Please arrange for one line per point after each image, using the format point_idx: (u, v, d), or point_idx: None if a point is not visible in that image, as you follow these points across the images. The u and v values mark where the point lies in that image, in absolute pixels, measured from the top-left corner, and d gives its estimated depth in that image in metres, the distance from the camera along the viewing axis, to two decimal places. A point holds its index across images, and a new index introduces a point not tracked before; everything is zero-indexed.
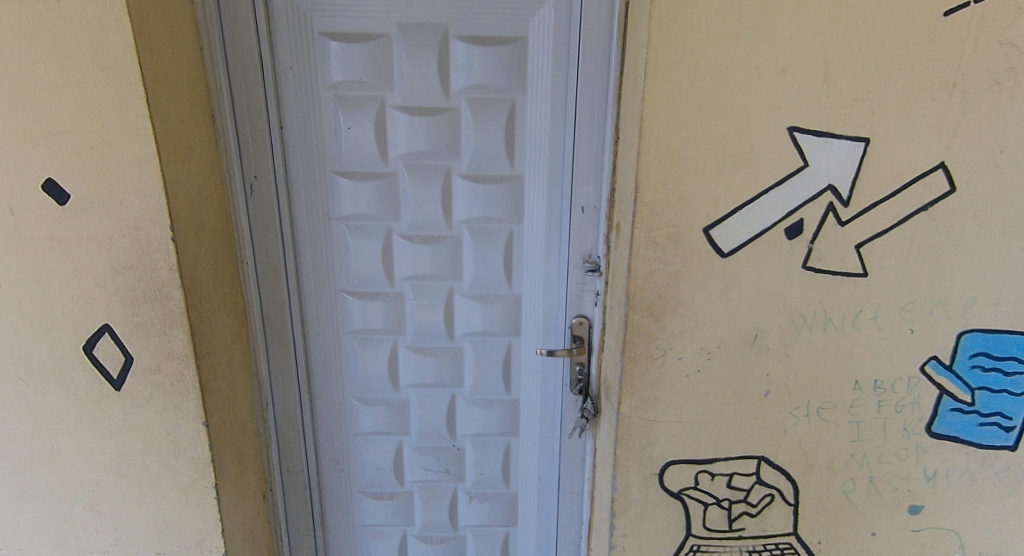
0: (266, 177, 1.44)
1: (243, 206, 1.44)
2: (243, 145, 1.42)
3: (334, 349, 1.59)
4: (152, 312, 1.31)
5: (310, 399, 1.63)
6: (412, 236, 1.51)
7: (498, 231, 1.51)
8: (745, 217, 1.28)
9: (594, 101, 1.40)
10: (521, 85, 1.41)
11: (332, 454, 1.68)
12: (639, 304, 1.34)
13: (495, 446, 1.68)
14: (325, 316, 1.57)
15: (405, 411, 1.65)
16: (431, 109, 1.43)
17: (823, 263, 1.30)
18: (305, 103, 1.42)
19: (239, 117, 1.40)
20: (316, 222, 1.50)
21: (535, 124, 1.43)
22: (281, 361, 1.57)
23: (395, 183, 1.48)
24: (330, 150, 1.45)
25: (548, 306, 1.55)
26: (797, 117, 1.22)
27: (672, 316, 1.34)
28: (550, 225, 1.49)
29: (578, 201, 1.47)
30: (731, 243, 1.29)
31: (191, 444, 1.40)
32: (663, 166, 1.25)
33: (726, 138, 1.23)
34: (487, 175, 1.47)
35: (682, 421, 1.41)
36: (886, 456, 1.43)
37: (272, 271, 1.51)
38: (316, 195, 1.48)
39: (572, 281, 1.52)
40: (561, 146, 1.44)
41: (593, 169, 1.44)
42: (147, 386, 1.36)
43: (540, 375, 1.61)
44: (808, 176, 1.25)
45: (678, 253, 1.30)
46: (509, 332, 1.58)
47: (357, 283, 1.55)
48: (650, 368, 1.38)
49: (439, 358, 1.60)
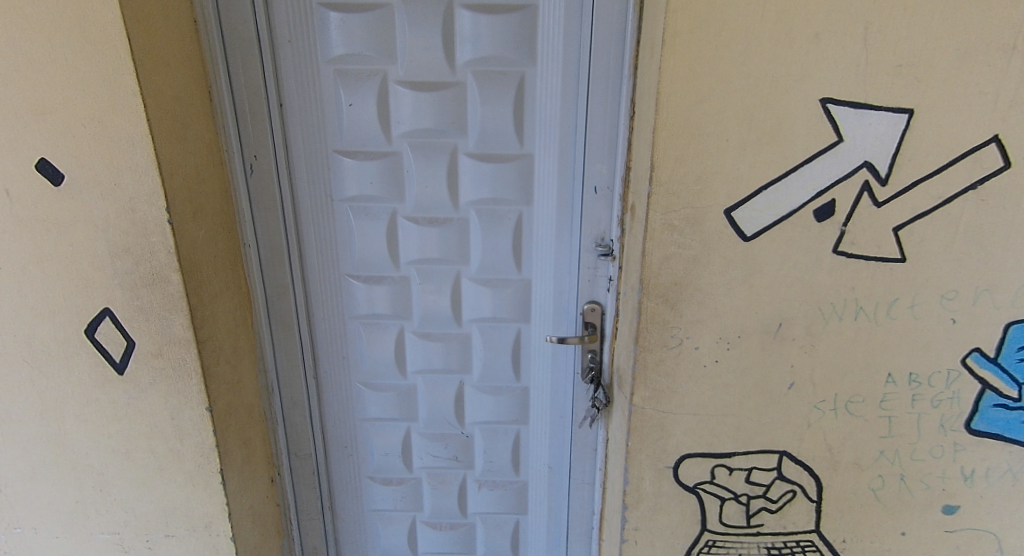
0: (266, 156, 1.39)
1: (244, 187, 1.40)
2: (242, 123, 1.36)
3: (340, 334, 1.56)
4: (152, 296, 1.25)
5: (317, 384, 1.59)
6: (418, 218, 1.46)
7: (507, 213, 1.44)
8: (771, 198, 1.18)
9: (608, 74, 1.31)
10: (530, 57, 1.32)
11: (340, 440, 1.65)
12: (655, 291, 1.26)
13: (505, 433, 1.63)
14: (330, 301, 1.53)
15: (413, 398, 1.61)
16: (436, 84, 1.36)
17: (856, 248, 1.20)
18: (305, 79, 1.36)
19: (238, 94, 1.35)
20: (319, 204, 1.45)
21: (546, 99, 1.35)
22: (287, 346, 1.54)
23: (400, 162, 1.42)
24: (332, 128, 1.39)
25: (559, 291, 1.49)
26: (832, 87, 1.10)
27: (690, 303, 1.26)
28: (561, 207, 1.42)
29: (590, 181, 1.39)
30: (754, 226, 1.20)
31: (196, 430, 1.34)
32: (683, 142, 1.15)
33: (753, 112, 1.12)
34: (495, 154, 1.40)
35: (698, 413, 1.34)
36: (920, 453, 1.34)
37: (275, 254, 1.46)
38: (319, 175, 1.42)
39: (584, 265, 1.45)
40: (572, 123, 1.36)
41: (607, 147, 1.36)
42: (150, 371, 1.30)
43: (550, 363, 1.55)
44: (843, 153, 1.14)
45: (697, 236, 1.21)
46: (518, 318, 1.52)
47: (362, 267, 1.50)
48: (666, 358, 1.30)
49: (447, 344, 1.55)
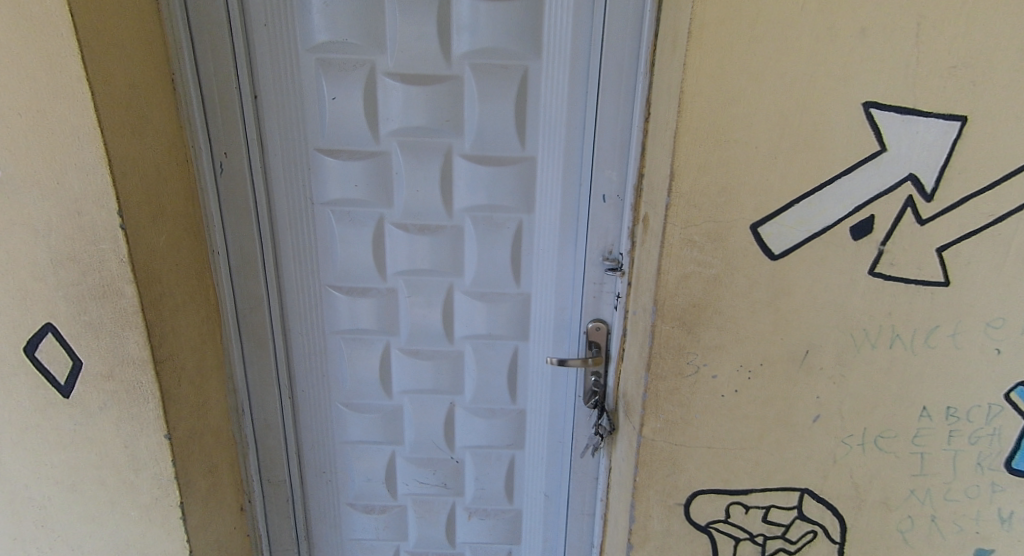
0: (238, 154, 1.25)
1: (212, 187, 1.26)
2: (210, 116, 1.22)
3: (320, 351, 1.42)
4: (102, 310, 1.10)
5: (293, 405, 1.45)
6: (407, 225, 1.32)
7: (506, 221, 1.31)
8: (803, 213, 1.05)
9: (622, 70, 1.18)
10: (535, 50, 1.19)
11: (318, 464, 1.51)
12: (670, 313, 1.13)
13: (498, 459, 1.50)
14: (308, 314, 1.39)
15: (399, 420, 1.48)
16: (429, 78, 1.22)
17: (895, 269, 1.08)
18: (281, 68, 1.21)
19: (205, 82, 1.20)
20: (297, 208, 1.31)
21: (551, 96, 1.22)
22: (260, 363, 1.39)
23: (388, 163, 1.28)
24: (312, 123, 1.25)
25: (561, 307, 1.36)
26: (877, 90, 0.98)
27: (708, 327, 1.13)
28: (565, 216, 1.29)
29: (599, 188, 1.25)
30: (783, 244, 1.07)
31: (153, 460, 1.20)
32: (707, 148, 1.02)
33: (786, 116, 1.00)
34: (493, 156, 1.26)
35: (713, 446, 1.21)
36: (953, 493, 1.22)
37: (247, 263, 1.32)
38: (297, 175, 1.28)
39: (589, 280, 1.32)
40: (580, 123, 1.22)
41: (618, 151, 1.23)
42: (99, 394, 1.16)
43: (550, 385, 1.42)
44: (885, 164, 1.01)
45: (718, 254, 1.08)
46: (516, 335, 1.39)
47: (345, 277, 1.36)
48: (680, 387, 1.18)
49: (437, 362, 1.42)
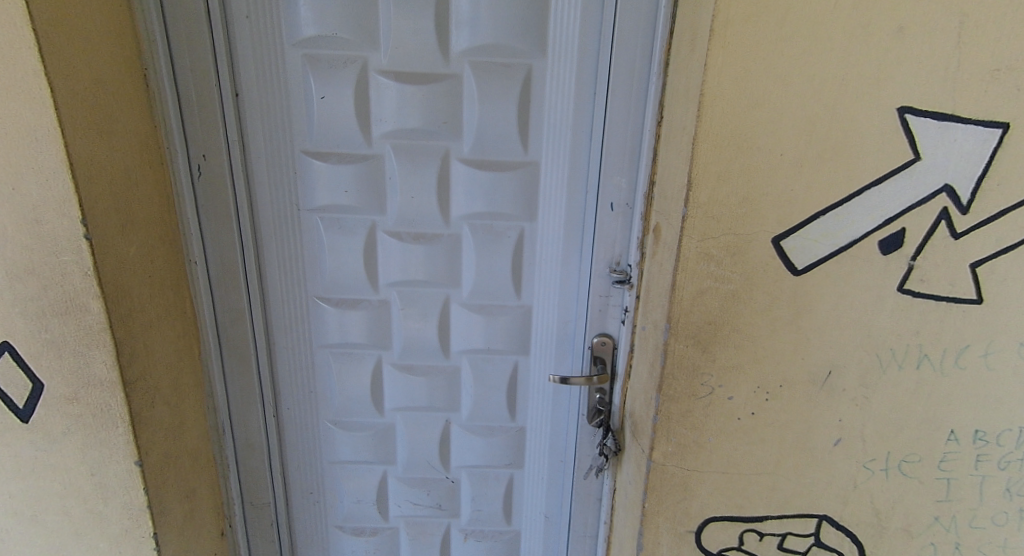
0: (217, 156, 1.15)
1: (189, 192, 1.16)
2: (187, 115, 1.13)
3: (306, 366, 1.33)
4: (64, 328, 1.01)
5: (277, 424, 1.36)
6: (401, 233, 1.24)
7: (506, 230, 1.23)
8: (829, 225, 0.98)
9: (634, 69, 1.10)
10: (540, 47, 1.11)
11: (304, 485, 1.42)
12: (685, 331, 1.05)
13: (496, 479, 1.42)
14: (294, 327, 1.30)
15: (391, 438, 1.39)
16: (425, 76, 1.13)
17: (925, 286, 1.01)
18: (265, 64, 1.12)
19: (181, 78, 1.11)
20: (282, 215, 1.22)
21: (557, 97, 1.13)
22: (242, 380, 1.30)
23: (381, 167, 1.19)
24: (298, 123, 1.16)
25: (564, 321, 1.28)
26: (913, 94, 0.90)
27: (725, 346, 1.06)
28: (570, 225, 1.21)
29: (606, 196, 1.17)
30: (807, 258, 1.00)
31: (123, 488, 1.11)
32: (728, 155, 0.95)
33: (814, 121, 0.92)
34: (494, 161, 1.18)
35: (728, 471, 1.14)
36: (980, 520, 1.15)
37: (227, 273, 1.23)
38: (282, 179, 1.19)
39: (595, 293, 1.24)
40: (587, 126, 1.14)
41: (628, 157, 1.15)
42: (63, 418, 1.06)
43: (552, 402, 1.34)
44: (919, 173, 0.94)
45: (737, 269, 1.01)
46: (516, 350, 1.31)
47: (334, 288, 1.27)
48: (693, 409, 1.10)
49: (432, 379, 1.34)
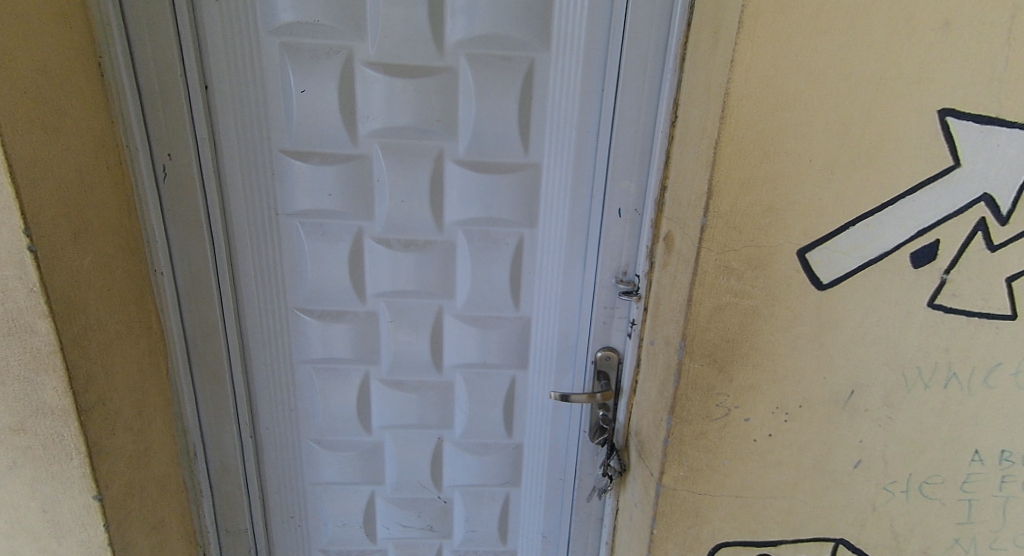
0: (184, 155, 1.04)
1: (153, 195, 1.05)
2: (149, 109, 1.01)
3: (286, 383, 1.23)
4: (8, 351, 0.90)
5: (255, 445, 1.26)
6: (390, 240, 1.14)
7: (504, 237, 1.14)
8: (859, 236, 0.90)
9: (646, 64, 1.01)
10: (543, 39, 1.02)
11: (284, 508, 1.33)
12: (701, 350, 0.97)
13: (491, 499, 1.34)
14: (272, 341, 1.19)
15: (378, 457, 1.30)
16: (417, 69, 1.04)
17: (957, 301, 0.94)
18: (237, 53, 1.01)
19: (141, 68, 0.99)
20: (259, 219, 1.11)
21: (561, 94, 1.05)
22: (215, 399, 1.20)
23: (368, 168, 1.09)
24: (276, 120, 1.05)
25: (565, 333, 1.19)
26: (954, 95, 0.83)
27: (743, 366, 0.97)
28: (574, 231, 1.12)
29: (614, 200, 1.09)
30: (834, 271, 0.92)
31: (79, 524, 1.00)
32: (753, 160, 0.87)
33: (848, 124, 0.85)
34: (492, 162, 1.09)
35: (742, 496, 1.06)
36: (1001, 542, 1.10)
37: (197, 284, 1.12)
38: (257, 181, 1.08)
39: (600, 304, 1.15)
40: (594, 126, 1.06)
41: (637, 159, 1.06)
42: (9, 449, 0.95)
43: (551, 418, 1.26)
44: (957, 181, 0.87)
45: (759, 282, 0.93)
46: (514, 364, 1.22)
47: (317, 299, 1.17)
48: (707, 432, 1.01)
49: (423, 394, 1.25)
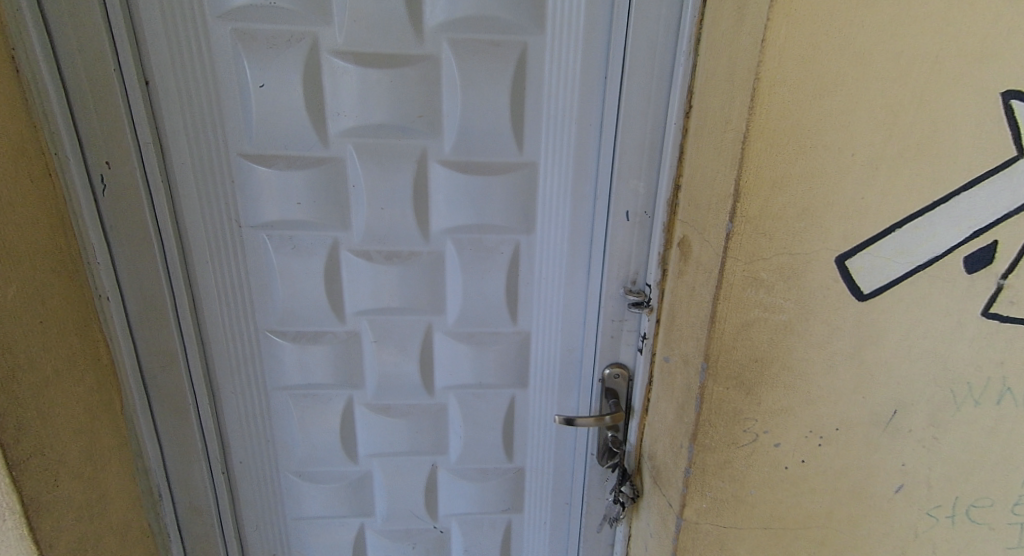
0: (125, 164, 0.90)
1: (91, 210, 0.92)
2: (80, 111, 0.87)
3: (260, 412, 1.11)
4: None
5: (227, 480, 1.14)
6: (371, 252, 1.01)
7: (498, 245, 1.01)
8: (906, 240, 0.78)
9: (656, 47, 0.89)
10: (537, 20, 0.90)
11: (264, 546, 1.21)
12: (725, 372, 0.85)
13: (492, 527, 1.23)
14: (241, 368, 1.07)
15: (367, 488, 1.18)
16: (393, 58, 0.91)
17: (1016, 308, 0.81)
18: (181, 43, 0.88)
19: (67, 64, 0.85)
20: (218, 233, 0.98)
21: (558, 82, 0.92)
22: (178, 434, 1.07)
23: (341, 173, 0.97)
24: (233, 120, 0.92)
25: (569, 349, 1.08)
26: (1019, 73, 0.71)
27: (773, 387, 0.86)
28: (576, 237, 1.00)
29: (620, 202, 0.96)
30: (877, 280, 0.80)
31: None
32: (785, 156, 0.75)
33: (895, 112, 0.73)
34: (482, 162, 0.97)
35: (771, 528, 0.94)
36: None
37: (150, 309, 0.99)
38: (214, 191, 0.95)
39: (606, 317, 1.03)
40: (597, 118, 0.94)
41: (647, 155, 0.94)
42: None
43: (555, 440, 1.15)
44: (1021, 174, 0.75)
45: (792, 294, 0.81)
46: (512, 383, 1.11)
47: (290, 320, 1.05)
48: (733, 461, 0.90)
49: (413, 420, 1.13)
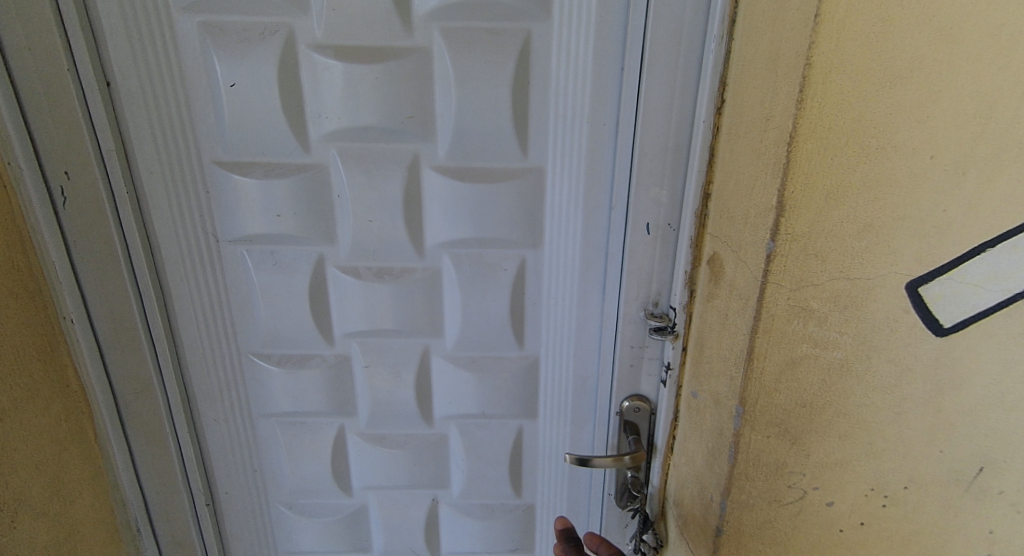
0: (86, 174, 0.82)
1: (52, 224, 0.84)
2: (34, 117, 0.79)
3: (245, 440, 1.02)
4: None
5: (213, 512, 1.05)
6: (360, 269, 0.91)
7: (501, 261, 0.90)
8: (999, 263, 0.63)
9: (683, 33, 0.76)
10: (541, 5, 0.78)
11: None
12: (765, 420, 0.73)
13: None
14: (223, 393, 0.98)
15: (363, 523, 1.08)
16: (379, 52, 0.80)
17: None
18: (143, 39, 0.79)
19: (17, 64, 0.77)
20: (192, 248, 0.89)
21: (568, 76, 0.80)
22: (157, 465, 0.99)
23: (326, 182, 0.86)
24: (204, 124, 0.83)
25: (583, 377, 0.96)
26: None
27: (823, 438, 0.72)
28: (589, 252, 0.88)
29: (641, 214, 0.84)
30: (960, 312, 0.65)
31: None
32: (841, 161, 0.62)
33: (985, 107, 0.59)
34: (481, 169, 0.86)
35: None
36: None
37: (121, 331, 0.91)
38: (186, 202, 0.87)
39: (626, 344, 0.90)
40: (613, 117, 0.81)
41: (671, 160, 0.81)
42: None
43: (568, 476, 1.03)
44: None
45: (847, 328, 0.68)
46: (520, 414, 0.99)
47: (275, 343, 0.95)
48: (775, 521, 0.76)
49: (412, 452, 1.02)
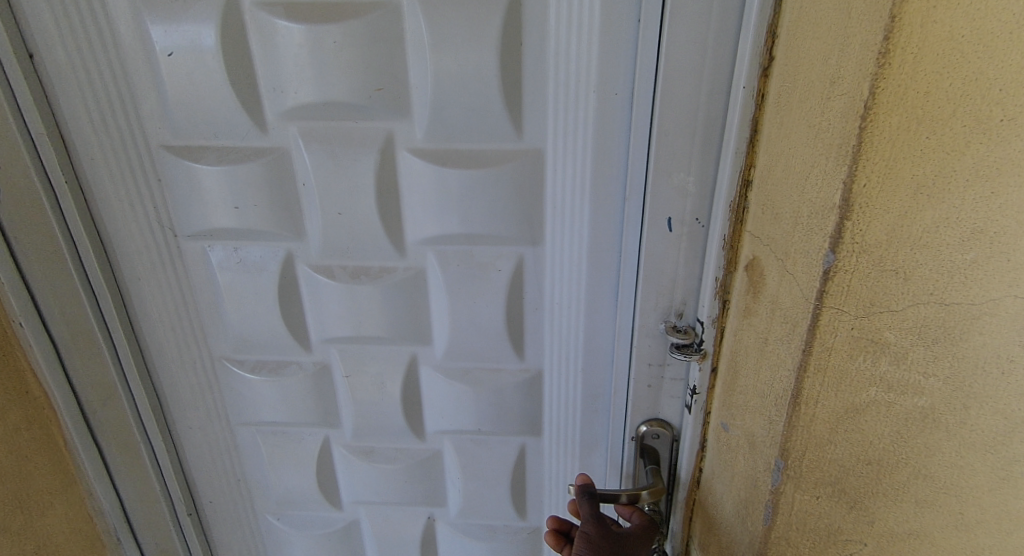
0: (18, 162, 0.72)
1: None
2: None
3: (225, 449, 0.93)
4: None
5: (197, 521, 0.98)
6: (332, 268, 0.79)
7: (494, 260, 0.76)
8: None
9: None
10: None
11: None
12: (812, 476, 0.56)
13: None
14: (198, 400, 0.89)
15: (355, 538, 0.99)
16: (337, 9, 0.66)
17: None
18: (67, 4, 0.67)
19: None
20: (148, 244, 0.79)
21: (568, 34, 0.64)
22: (132, 475, 0.91)
23: (288, 168, 0.74)
24: (145, 102, 0.71)
25: (593, 392, 0.82)
26: None
27: (895, 504, 0.56)
28: (599, 249, 0.73)
29: (664, 206, 0.67)
30: None
31: None
32: (940, 143, 0.44)
33: None
34: (466, 152, 0.71)
35: None
36: None
37: (79, 335, 0.81)
38: (135, 192, 0.76)
39: (644, 361, 0.75)
40: (628, 83, 0.65)
41: (702, 138, 0.63)
42: None
43: None
44: None
45: (934, 368, 0.51)
46: (522, 431, 0.86)
47: (247, 348, 0.85)
48: None
49: (402, 467, 0.91)
